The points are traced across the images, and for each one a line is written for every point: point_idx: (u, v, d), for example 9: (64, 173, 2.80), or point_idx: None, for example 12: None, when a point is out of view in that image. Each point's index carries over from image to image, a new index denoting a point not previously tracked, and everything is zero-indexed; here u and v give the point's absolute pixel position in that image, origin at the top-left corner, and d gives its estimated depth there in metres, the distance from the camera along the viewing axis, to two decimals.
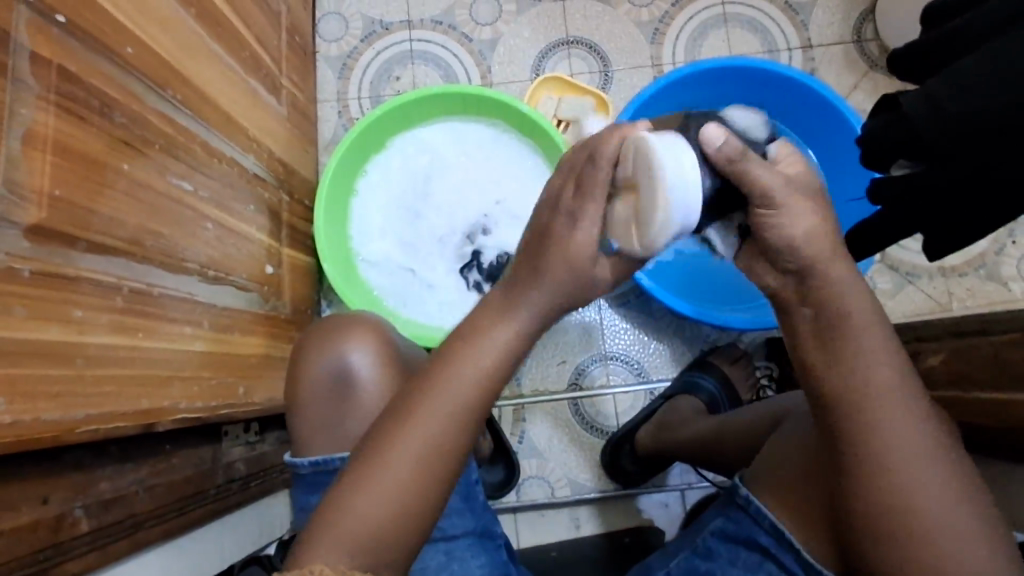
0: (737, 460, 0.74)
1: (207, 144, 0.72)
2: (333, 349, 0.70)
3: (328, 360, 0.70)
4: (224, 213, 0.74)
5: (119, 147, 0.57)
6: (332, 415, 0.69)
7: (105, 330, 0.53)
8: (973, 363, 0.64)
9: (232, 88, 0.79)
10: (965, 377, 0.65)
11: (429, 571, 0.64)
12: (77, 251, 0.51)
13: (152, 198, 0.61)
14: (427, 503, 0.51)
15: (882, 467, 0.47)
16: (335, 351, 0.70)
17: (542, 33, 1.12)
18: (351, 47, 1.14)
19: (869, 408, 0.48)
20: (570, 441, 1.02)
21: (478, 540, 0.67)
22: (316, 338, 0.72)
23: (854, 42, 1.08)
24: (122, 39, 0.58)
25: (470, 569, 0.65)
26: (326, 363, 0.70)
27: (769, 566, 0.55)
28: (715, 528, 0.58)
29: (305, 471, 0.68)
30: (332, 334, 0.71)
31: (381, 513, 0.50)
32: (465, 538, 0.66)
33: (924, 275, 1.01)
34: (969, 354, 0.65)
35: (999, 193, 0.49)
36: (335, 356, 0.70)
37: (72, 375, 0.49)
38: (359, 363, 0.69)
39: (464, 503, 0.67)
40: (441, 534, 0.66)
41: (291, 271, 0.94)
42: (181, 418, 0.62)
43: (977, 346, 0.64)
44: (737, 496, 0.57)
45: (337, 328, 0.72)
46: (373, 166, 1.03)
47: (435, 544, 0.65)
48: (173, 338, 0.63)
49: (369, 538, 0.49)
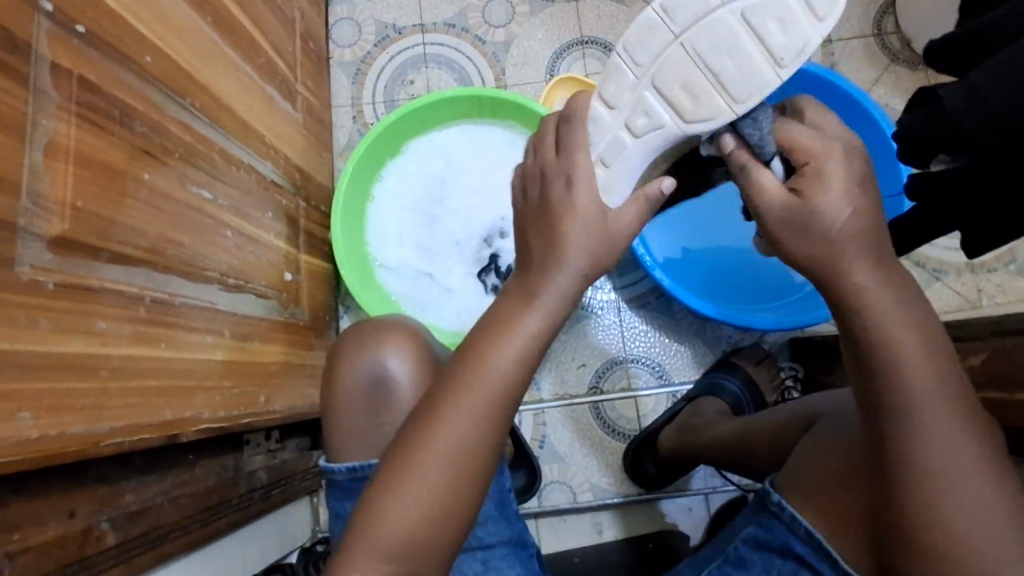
0: (769, 466, 0.71)
1: (225, 152, 0.71)
2: (359, 357, 0.69)
3: (362, 366, 0.69)
4: (242, 221, 0.74)
5: (140, 156, 0.56)
6: (359, 422, 0.68)
7: (128, 341, 0.53)
8: (1014, 363, 0.62)
9: (247, 94, 0.78)
10: (1009, 378, 0.63)
11: None
12: (99, 262, 0.51)
13: (172, 207, 0.61)
14: (458, 517, 0.50)
15: (927, 472, 0.46)
16: (361, 357, 0.69)
17: (556, 33, 1.11)
18: (364, 52, 1.13)
19: (913, 418, 0.46)
20: (591, 445, 1.01)
21: (512, 550, 0.66)
22: (348, 345, 0.71)
23: (875, 35, 1.06)
24: (141, 48, 0.58)
25: None
26: (357, 371, 0.69)
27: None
28: (747, 536, 0.58)
29: (340, 477, 0.67)
30: (357, 341, 0.70)
31: (411, 528, 0.48)
32: (501, 546, 0.65)
33: (953, 272, 0.99)
34: (1010, 355, 0.63)
35: None
36: (360, 362, 0.69)
37: (97, 387, 0.49)
38: (383, 371, 0.68)
39: (497, 511, 0.67)
40: (477, 543, 0.65)
41: (309, 278, 0.94)
42: (205, 428, 0.61)
43: (1017, 346, 0.62)
44: (769, 503, 0.57)
45: (368, 332, 0.71)
46: (389, 171, 1.02)
47: (472, 553, 0.65)
48: (195, 348, 0.62)
49: (406, 546, 0.48)
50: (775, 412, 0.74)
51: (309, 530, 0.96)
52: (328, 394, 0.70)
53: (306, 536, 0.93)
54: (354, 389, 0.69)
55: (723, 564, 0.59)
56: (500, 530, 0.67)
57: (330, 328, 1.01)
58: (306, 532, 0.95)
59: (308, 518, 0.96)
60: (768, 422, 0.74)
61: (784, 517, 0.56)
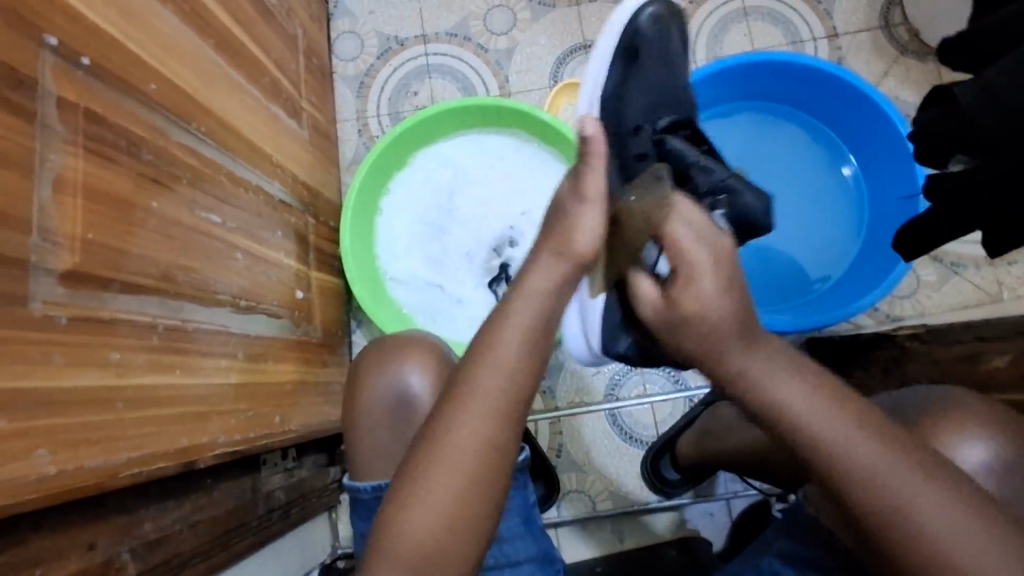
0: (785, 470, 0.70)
1: (232, 174, 0.71)
2: (381, 375, 0.69)
3: (381, 384, 0.68)
4: (252, 242, 0.74)
5: (147, 185, 0.56)
6: (384, 442, 0.67)
7: (144, 370, 0.53)
8: None
9: (253, 115, 0.79)
10: None
11: None
12: (111, 293, 0.51)
13: (182, 233, 0.61)
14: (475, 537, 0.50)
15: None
16: (383, 376, 0.68)
17: (558, 38, 1.11)
18: (366, 65, 1.14)
19: None
20: (608, 452, 1.00)
21: (540, 566, 0.65)
22: (367, 364, 0.71)
23: (883, 27, 1.04)
24: (145, 76, 0.58)
25: None
26: (381, 389, 0.68)
27: None
28: (779, 551, 0.58)
29: (365, 495, 0.66)
30: (379, 359, 0.70)
31: (429, 553, 0.48)
32: (528, 564, 0.65)
33: (972, 265, 0.97)
34: None
35: None
36: (383, 380, 0.68)
37: (112, 419, 0.49)
38: (401, 390, 0.67)
39: (524, 528, 0.66)
40: (503, 563, 0.64)
41: (320, 295, 0.94)
42: (220, 452, 0.61)
43: None
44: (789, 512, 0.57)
45: (388, 350, 0.70)
46: (396, 184, 1.02)
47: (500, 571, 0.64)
48: (209, 372, 0.62)
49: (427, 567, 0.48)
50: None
51: (328, 546, 0.95)
52: (352, 411, 0.69)
53: (327, 552, 0.93)
54: (373, 412, 0.68)
55: None
56: (526, 548, 0.66)
57: (343, 343, 1.01)
58: (326, 548, 0.95)
59: (328, 534, 0.96)
60: None
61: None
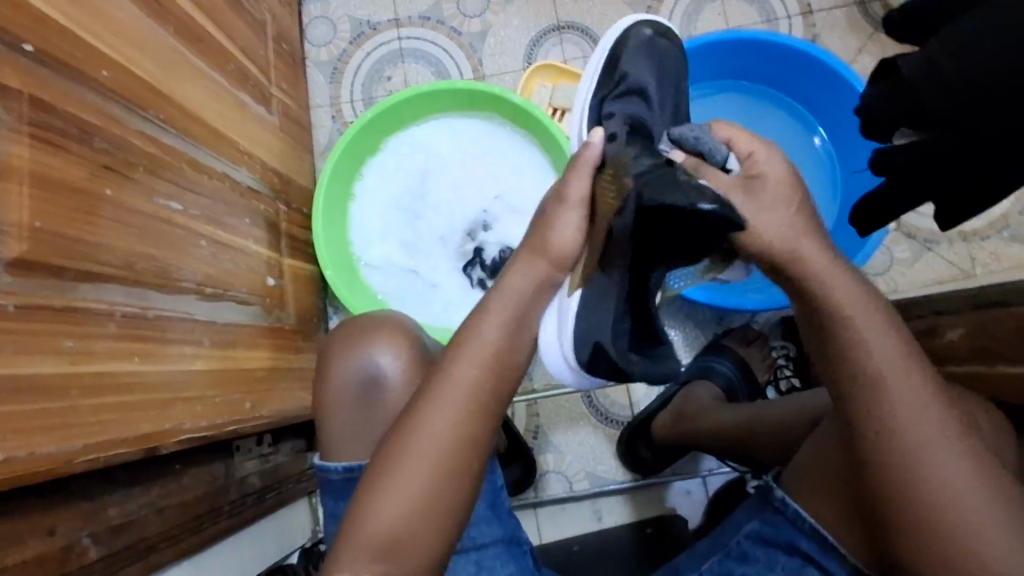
0: (769, 458, 0.72)
1: (194, 161, 0.71)
2: (351, 356, 0.68)
3: (352, 366, 0.68)
4: (217, 229, 0.74)
5: (102, 173, 0.56)
6: (352, 424, 0.67)
7: (101, 357, 0.53)
8: (994, 338, 0.61)
9: (217, 101, 0.78)
10: (988, 351, 0.62)
11: None
12: (64, 280, 0.51)
13: (141, 221, 0.61)
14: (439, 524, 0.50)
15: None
16: (353, 357, 0.68)
17: (532, 20, 1.10)
18: (340, 50, 1.13)
19: None
20: (584, 433, 1.00)
21: (506, 547, 0.66)
22: (336, 346, 0.70)
23: (857, 3, 1.04)
24: (97, 63, 0.57)
25: None
26: (351, 370, 0.68)
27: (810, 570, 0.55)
28: (750, 531, 0.58)
29: (336, 476, 0.67)
30: (347, 340, 0.70)
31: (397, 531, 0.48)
32: (494, 545, 0.66)
33: (944, 241, 0.97)
34: (991, 329, 0.62)
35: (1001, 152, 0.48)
36: (353, 362, 0.68)
37: (67, 406, 0.49)
38: (371, 371, 0.68)
39: (490, 510, 0.67)
40: (470, 543, 0.65)
41: (293, 281, 0.94)
42: (185, 438, 0.61)
43: (1000, 318, 0.61)
44: (773, 500, 0.57)
45: (358, 331, 0.70)
46: (369, 169, 1.02)
47: (466, 554, 0.65)
48: (173, 359, 0.62)
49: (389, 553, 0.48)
50: (784, 405, 0.73)
51: (309, 531, 0.97)
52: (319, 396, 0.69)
53: (307, 537, 0.95)
54: (344, 393, 0.68)
55: (724, 558, 0.58)
56: (495, 528, 0.67)
57: (319, 330, 1.01)
58: (307, 532, 0.97)
59: (309, 519, 0.98)
60: (766, 416, 0.74)
61: (787, 512, 0.56)
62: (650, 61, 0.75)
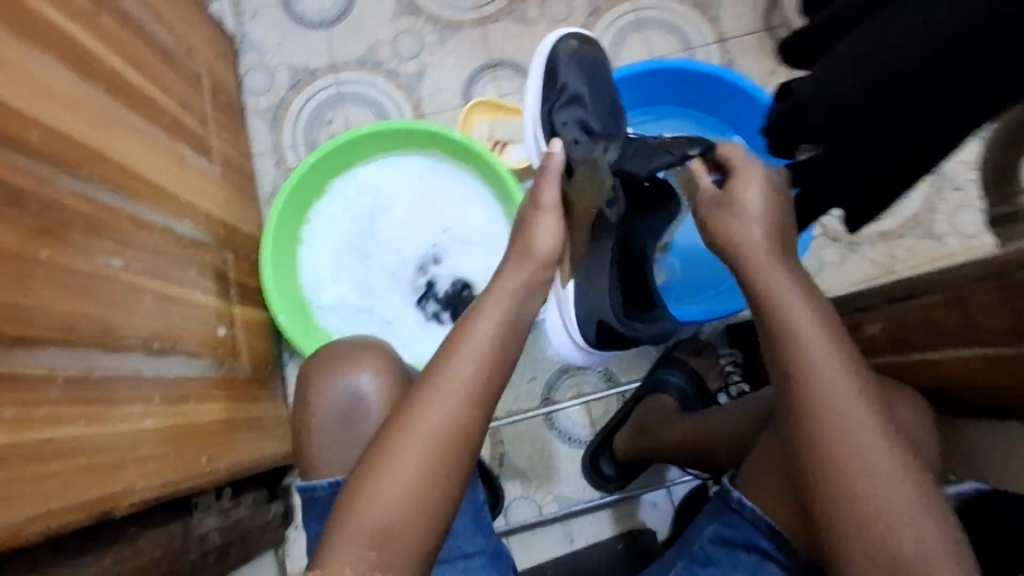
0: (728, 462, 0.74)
1: (135, 217, 0.71)
2: (335, 374, 0.69)
3: (338, 381, 0.69)
4: (162, 283, 0.74)
5: (37, 236, 0.55)
6: (338, 440, 0.67)
7: (44, 424, 0.52)
8: (908, 327, 0.66)
9: (155, 156, 0.78)
10: (904, 341, 0.67)
11: None
12: (2, 347, 0.50)
13: (79, 281, 0.60)
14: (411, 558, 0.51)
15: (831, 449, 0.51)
16: (337, 375, 0.69)
17: (466, 59, 1.14)
18: (279, 97, 1.14)
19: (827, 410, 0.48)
20: (549, 455, 1.01)
21: (490, 561, 0.67)
22: (317, 366, 0.71)
23: (765, 30, 1.12)
24: (28, 127, 0.57)
25: None
26: (337, 386, 0.69)
27: (769, 565, 0.57)
28: (712, 535, 0.59)
29: (321, 493, 0.65)
30: (332, 359, 0.71)
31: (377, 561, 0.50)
32: (480, 556, 0.66)
33: (866, 243, 1.04)
34: (902, 319, 0.67)
35: (888, 162, 0.54)
36: (337, 379, 0.69)
37: (10, 477, 0.47)
38: (355, 388, 0.68)
39: (474, 524, 0.68)
40: (456, 554, 0.66)
41: (245, 329, 0.93)
42: (140, 498, 0.60)
43: (908, 310, 0.66)
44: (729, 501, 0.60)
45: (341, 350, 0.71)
46: (316, 212, 1.02)
47: (454, 564, 0.65)
48: (123, 419, 0.61)
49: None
50: (729, 412, 0.77)
51: None
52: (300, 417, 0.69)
53: None
54: (329, 410, 0.68)
55: (690, 563, 0.59)
56: (479, 540, 0.68)
57: (275, 377, 1.00)
58: None
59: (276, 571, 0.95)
60: (722, 423, 0.76)
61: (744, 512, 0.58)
62: (581, 69, 0.81)
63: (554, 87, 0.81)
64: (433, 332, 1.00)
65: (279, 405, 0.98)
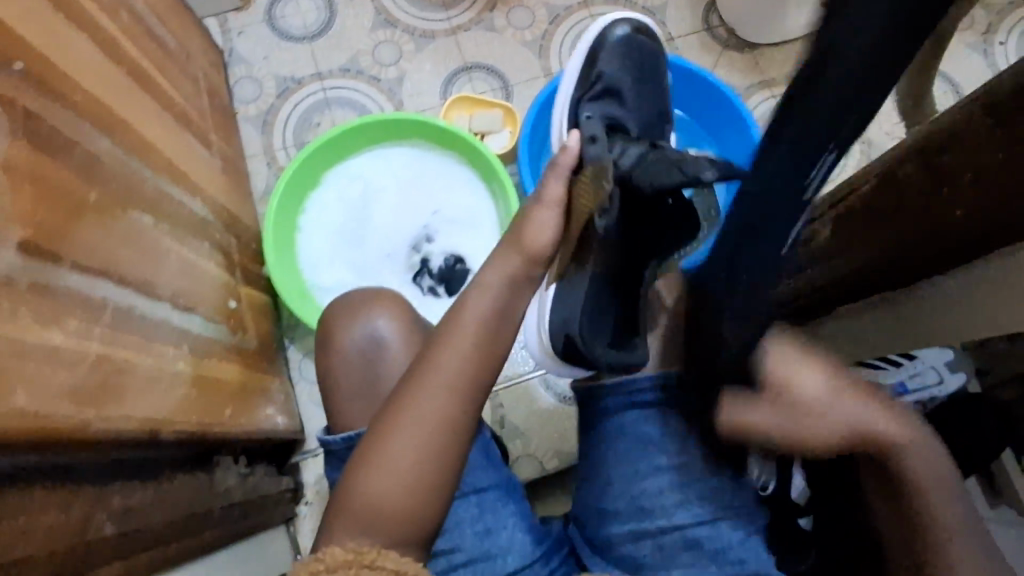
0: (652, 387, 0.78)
1: (157, 186, 0.76)
2: (352, 322, 0.79)
3: (354, 330, 0.78)
4: (183, 249, 0.79)
5: (85, 179, 0.61)
6: (357, 380, 0.77)
7: (99, 342, 0.56)
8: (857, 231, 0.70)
9: (168, 138, 0.84)
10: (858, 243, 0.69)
11: (465, 523, 0.71)
12: (64, 268, 0.54)
13: (119, 228, 0.64)
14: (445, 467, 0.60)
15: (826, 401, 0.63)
16: (354, 323, 0.78)
17: (442, 64, 1.25)
18: (267, 104, 1.22)
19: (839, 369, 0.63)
20: (547, 414, 1.07)
21: (502, 492, 0.74)
22: (337, 317, 0.80)
23: (706, 29, 1.27)
24: (71, 88, 0.63)
25: (502, 516, 0.73)
26: (353, 334, 0.78)
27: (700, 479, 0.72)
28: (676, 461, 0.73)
29: (337, 447, 0.73)
30: (349, 310, 0.80)
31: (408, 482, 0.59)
32: (492, 490, 0.73)
33: None
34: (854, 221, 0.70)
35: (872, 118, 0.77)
36: (355, 327, 0.78)
37: (79, 379, 0.52)
38: (374, 331, 0.78)
39: (486, 460, 0.75)
40: (470, 489, 0.73)
41: (251, 308, 0.97)
42: (179, 429, 0.64)
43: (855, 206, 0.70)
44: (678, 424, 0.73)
45: (357, 303, 0.81)
46: (312, 201, 1.09)
47: (467, 498, 0.72)
48: (159, 356, 0.65)
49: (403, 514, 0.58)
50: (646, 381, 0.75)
51: (290, 556, 0.97)
52: (328, 358, 0.78)
53: (289, 562, 0.95)
54: (346, 356, 0.78)
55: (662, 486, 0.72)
56: (488, 476, 0.75)
57: (280, 357, 1.04)
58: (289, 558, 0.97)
59: (289, 545, 0.98)
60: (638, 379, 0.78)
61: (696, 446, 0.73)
62: (618, 65, 0.89)
63: (589, 75, 0.88)
64: (431, 305, 1.07)
65: (285, 384, 1.02)
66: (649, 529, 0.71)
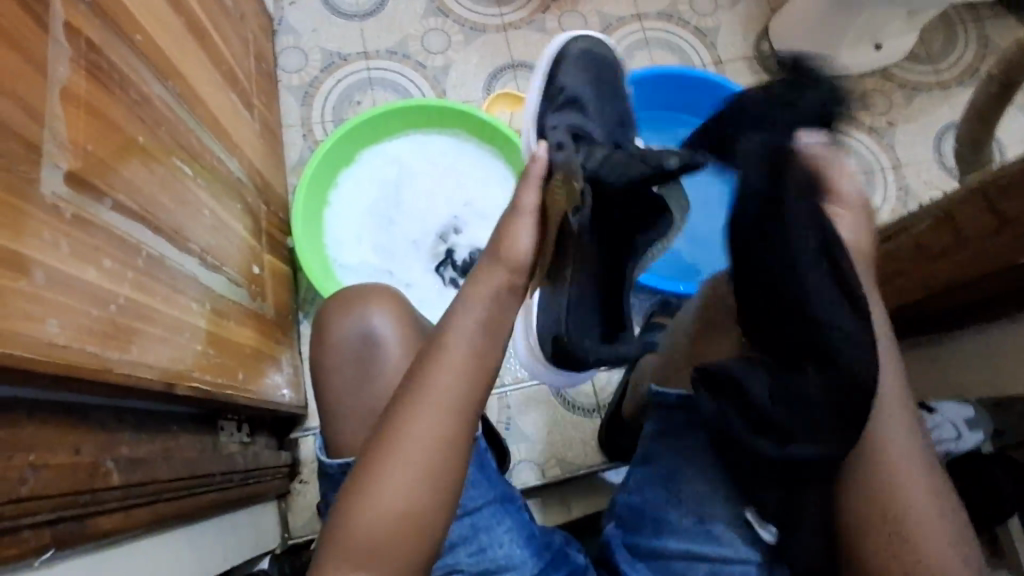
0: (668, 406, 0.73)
1: (200, 139, 0.75)
2: (346, 314, 0.72)
3: (348, 323, 0.72)
4: (217, 206, 0.78)
5: (135, 120, 0.60)
6: (353, 378, 0.70)
7: (129, 286, 0.54)
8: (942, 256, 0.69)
9: (215, 93, 0.83)
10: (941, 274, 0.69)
11: (460, 542, 0.67)
12: (104, 206, 0.53)
13: (161, 173, 0.64)
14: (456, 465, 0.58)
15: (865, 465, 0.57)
16: (349, 315, 0.72)
17: (488, 59, 1.24)
18: (311, 77, 1.21)
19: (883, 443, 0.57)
20: (553, 421, 1.05)
21: (500, 506, 0.69)
22: (332, 309, 0.73)
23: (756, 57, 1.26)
24: (133, 27, 0.62)
25: (499, 535, 0.68)
26: (350, 325, 0.71)
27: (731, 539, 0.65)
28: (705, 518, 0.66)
29: (332, 470, 0.68)
30: (344, 301, 0.73)
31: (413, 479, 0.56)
32: (487, 507, 0.68)
33: None
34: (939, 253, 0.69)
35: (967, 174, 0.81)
36: (349, 320, 0.72)
37: (107, 319, 0.51)
38: (372, 326, 0.71)
39: (481, 473, 0.70)
40: (463, 509, 0.68)
41: (273, 276, 0.96)
42: (195, 386, 0.63)
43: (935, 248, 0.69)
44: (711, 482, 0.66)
45: (353, 296, 0.74)
46: (344, 177, 1.08)
47: (461, 517, 0.67)
48: (183, 308, 0.64)
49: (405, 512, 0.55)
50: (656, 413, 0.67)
51: (279, 534, 0.95)
52: (326, 342, 0.73)
53: (277, 539, 0.92)
54: (341, 350, 0.71)
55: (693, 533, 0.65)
56: (485, 490, 0.70)
57: (293, 329, 1.02)
58: (276, 537, 0.94)
59: (278, 522, 0.96)
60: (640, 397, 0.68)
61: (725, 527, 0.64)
62: (583, 77, 0.83)
63: (551, 89, 0.82)
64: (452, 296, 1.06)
65: (295, 357, 1.01)
66: (710, 555, 0.64)
